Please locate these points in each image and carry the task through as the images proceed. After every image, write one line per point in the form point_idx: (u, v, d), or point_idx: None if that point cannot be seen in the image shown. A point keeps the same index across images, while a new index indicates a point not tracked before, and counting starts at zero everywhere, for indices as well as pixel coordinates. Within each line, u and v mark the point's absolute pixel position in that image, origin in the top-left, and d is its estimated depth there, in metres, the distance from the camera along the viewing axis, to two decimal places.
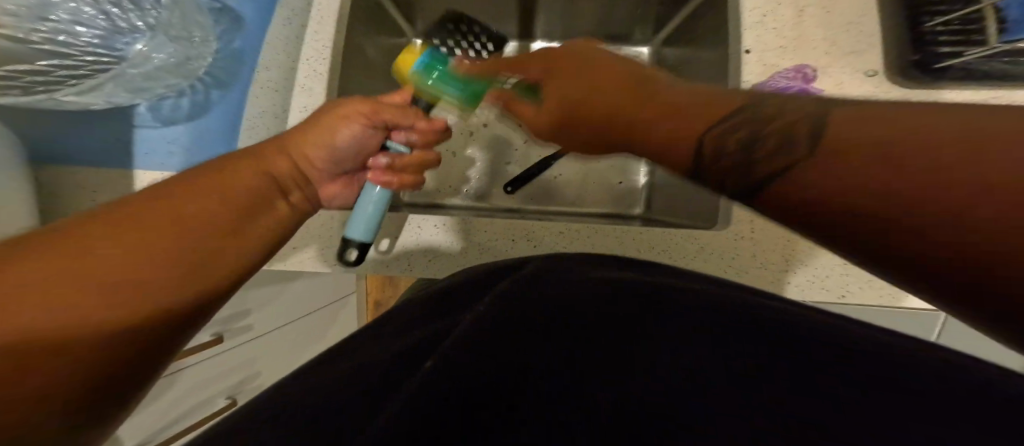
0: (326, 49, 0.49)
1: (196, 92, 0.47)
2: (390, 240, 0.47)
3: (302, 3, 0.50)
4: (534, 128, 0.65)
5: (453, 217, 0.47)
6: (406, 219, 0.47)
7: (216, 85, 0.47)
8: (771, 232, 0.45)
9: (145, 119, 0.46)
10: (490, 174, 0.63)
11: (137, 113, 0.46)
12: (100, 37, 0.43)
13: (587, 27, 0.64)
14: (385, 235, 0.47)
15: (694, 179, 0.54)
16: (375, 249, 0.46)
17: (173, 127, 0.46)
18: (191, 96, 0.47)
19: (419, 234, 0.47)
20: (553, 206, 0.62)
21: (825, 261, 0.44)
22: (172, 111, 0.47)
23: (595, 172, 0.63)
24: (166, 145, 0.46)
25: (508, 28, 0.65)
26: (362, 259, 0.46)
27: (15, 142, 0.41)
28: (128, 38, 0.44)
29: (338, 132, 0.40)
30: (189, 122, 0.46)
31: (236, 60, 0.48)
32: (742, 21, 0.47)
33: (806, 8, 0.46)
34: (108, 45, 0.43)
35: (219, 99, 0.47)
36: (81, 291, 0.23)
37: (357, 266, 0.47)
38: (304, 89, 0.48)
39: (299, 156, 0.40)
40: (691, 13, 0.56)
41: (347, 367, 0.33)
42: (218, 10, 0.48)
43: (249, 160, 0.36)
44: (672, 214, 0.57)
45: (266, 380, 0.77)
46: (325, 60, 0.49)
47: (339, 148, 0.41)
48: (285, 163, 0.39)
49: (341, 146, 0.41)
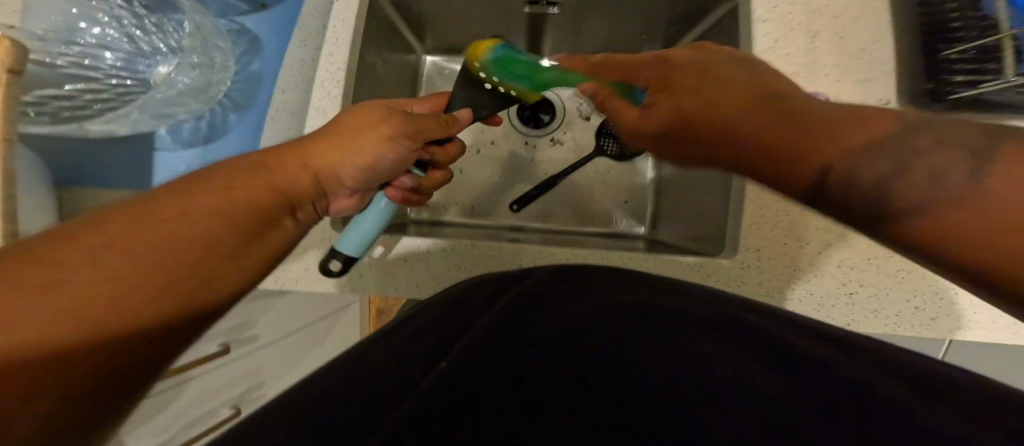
0: (341, 71, 0.47)
1: (215, 115, 0.46)
2: (399, 262, 0.47)
3: (319, 27, 0.49)
4: (542, 146, 0.65)
5: (459, 242, 0.47)
6: (411, 241, 0.47)
7: (233, 107, 0.46)
8: (778, 261, 0.44)
9: (164, 142, 0.45)
10: (497, 192, 0.64)
11: (158, 136, 0.45)
12: (123, 60, 0.46)
13: (596, 45, 0.64)
14: (390, 259, 0.47)
15: (702, 200, 0.54)
16: (382, 270, 0.47)
17: (193, 151, 0.45)
18: (210, 119, 0.46)
19: (425, 258, 0.47)
20: (557, 225, 0.63)
21: (831, 292, 0.44)
22: (191, 135, 0.46)
23: (600, 190, 0.64)
24: (182, 168, 0.45)
25: (517, 46, 0.65)
26: (370, 281, 0.47)
27: (38, 168, 0.40)
28: (149, 61, 0.47)
29: (381, 153, 0.38)
30: (206, 146, 0.45)
31: (253, 82, 0.46)
32: (755, 45, 0.46)
33: (818, 33, 0.46)
34: (131, 68, 0.46)
35: (236, 121, 0.46)
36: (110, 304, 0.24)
37: (365, 287, 0.47)
38: (317, 113, 0.45)
39: (320, 170, 0.37)
40: (701, 33, 0.56)
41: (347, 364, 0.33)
42: (236, 32, 0.48)
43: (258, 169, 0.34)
44: (678, 237, 0.57)
45: (272, 390, 0.79)
46: (340, 82, 0.47)
47: (380, 169, 0.39)
48: (304, 178, 0.36)
49: (379, 168, 0.39)
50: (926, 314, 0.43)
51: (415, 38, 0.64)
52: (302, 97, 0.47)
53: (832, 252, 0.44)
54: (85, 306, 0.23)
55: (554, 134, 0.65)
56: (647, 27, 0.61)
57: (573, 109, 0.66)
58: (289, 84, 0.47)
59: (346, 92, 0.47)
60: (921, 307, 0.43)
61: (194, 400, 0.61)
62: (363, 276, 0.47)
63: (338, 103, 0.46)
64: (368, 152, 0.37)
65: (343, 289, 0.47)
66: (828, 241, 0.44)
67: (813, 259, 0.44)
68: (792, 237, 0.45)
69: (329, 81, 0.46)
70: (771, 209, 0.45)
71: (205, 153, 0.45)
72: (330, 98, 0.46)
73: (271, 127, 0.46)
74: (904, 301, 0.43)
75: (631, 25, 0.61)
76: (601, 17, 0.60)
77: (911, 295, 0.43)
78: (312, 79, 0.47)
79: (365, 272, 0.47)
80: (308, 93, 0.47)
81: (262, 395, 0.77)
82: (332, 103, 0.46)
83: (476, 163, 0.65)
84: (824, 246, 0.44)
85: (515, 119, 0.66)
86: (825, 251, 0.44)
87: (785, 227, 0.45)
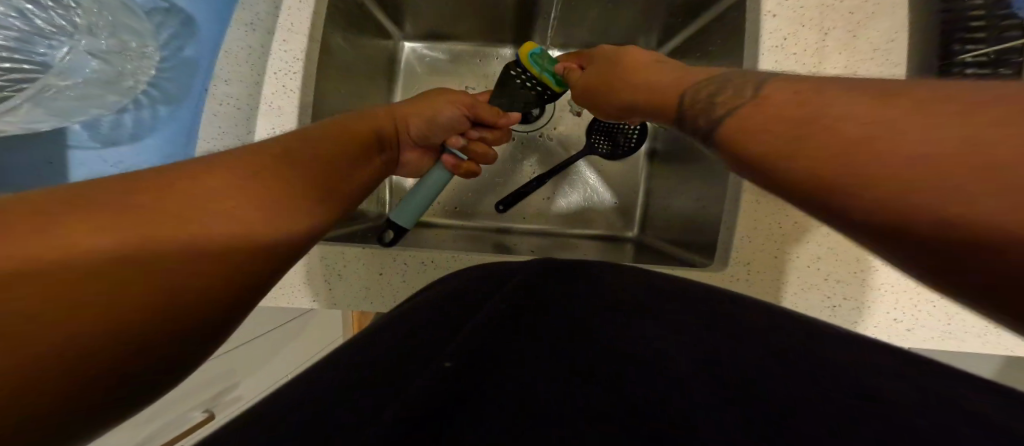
0: (298, 62, 0.42)
1: (141, 107, 0.42)
2: (375, 275, 0.43)
3: (267, 6, 0.42)
4: (530, 144, 0.66)
5: (439, 254, 0.44)
6: (389, 254, 0.43)
7: (162, 99, 0.42)
8: (768, 274, 0.45)
9: (80, 138, 0.41)
10: (486, 191, 0.65)
11: (71, 132, 0.41)
12: (16, 40, 0.40)
13: (586, 36, 0.62)
14: (368, 271, 0.43)
15: (698, 200, 0.54)
16: (356, 283, 0.43)
17: (116, 148, 0.41)
18: (135, 112, 0.42)
19: (404, 272, 0.43)
20: (546, 226, 0.65)
21: (816, 306, 0.45)
22: (111, 129, 0.42)
23: (588, 193, 0.66)
24: (106, 166, 0.41)
25: (504, 35, 0.63)
26: (343, 298, 0.43)
27: None
28: (52, 41, 0.41)
29: (442, 109, 0.53)
30: (131, 143, 0.42)
31: (185, 71, 0.41)
32: (762, 42, 0.42)
33: (829, 29, 0.41)
34: (27, 50, 0.40)
35: (168, 116, 0.41)
36: (170, 212, 0.23)
37: (338, 302, 0.43)
38: (270, 108, 0.41)
39: (402, 119, 0.51)
40: (699, 27, 0.53)
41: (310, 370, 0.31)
42: (165, 13, 0.42)
43: (361, 117, 0.46)
44: (666, 241, 0.59)
45: (250, 391, 0.80)
46: (297, 74, 0.42)
47: (437, 123, 0.53)
48: (389, 125, 0.50)
49: (439, 120, 0.53)
50: (903, 326, 0.45)
51: (393, 25, 0.61)
52: (251, 89, 0.41)
53: (820, 266, 0.45)
54: (177, 230, 0.23)
55: (542, 132, 0.66)
56: (639, 18, 0.58)
57: (565, 105, 0.66)
58: (234, 74, 0.41)
59: (305, 86, 0.42)
60: (899, 319, 0.44)
61: (156, 407, 0.64)
62: (335, 290, 0.43)
63: (296, 99, 0.42)
64: (429, 107, 0.53)
65: (313, 302, 0.43)
66: (817, 254, 0.45)
67: (801, 273, 0.45)
68: (782, 251, 0.45)
69: (284, 71, 0.42)
70: (765, 221, 0.45)
71: (132, 150, 0.42)
72: (288, 91, 0.41)
73: (213, 123, 0.40)
74: (885, 313, 0.44)
75: (624, 17, 0.58)
76: (594, 8, 0.57)
77: (891, 308, 0.44)
78: (262, 69, 0.42)
79: (339, 288, 0.43)
80: (257, 86, 0.41)
81: (239, 397, 0.78)
82: (290, 99, 0.41)
83: None
84: (813, 260, 0.45)
85: None
86: (813, 265, 0.45)
87: (777, 239, 0.45)
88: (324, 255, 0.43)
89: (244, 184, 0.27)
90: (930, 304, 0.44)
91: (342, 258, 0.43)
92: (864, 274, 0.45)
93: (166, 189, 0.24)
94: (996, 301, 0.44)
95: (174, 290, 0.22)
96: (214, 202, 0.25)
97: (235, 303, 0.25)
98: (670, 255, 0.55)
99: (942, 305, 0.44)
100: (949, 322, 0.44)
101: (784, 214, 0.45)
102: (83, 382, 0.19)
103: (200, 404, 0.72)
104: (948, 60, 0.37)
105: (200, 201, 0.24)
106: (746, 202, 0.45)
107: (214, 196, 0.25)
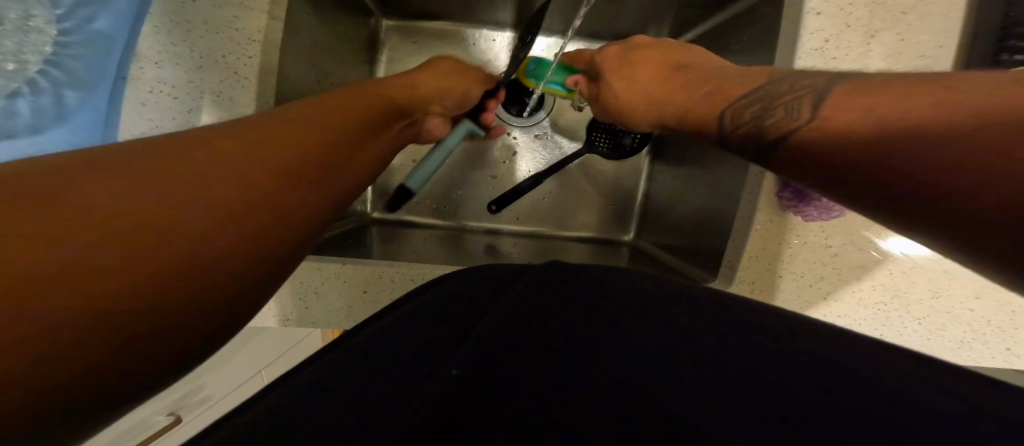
0: (256, 44, 0.36)
1: (39, 93, 0.32)
2: (357, 293, 0.39)
3: None
4: (526, 142, 0.61)
5: (429, 270, 0.40)
6: (374, 269, 0.39)
7: (70, 83, 0.32)
8: (768, 293, 0.41)
9: None
10: (478, 188, 0.60)
11: None
12: None
13: (593, 23, 0.57)
14: (348, 287, 0.39)
15: (697, 203, 0.51)
16: (335, 300, 0.39)
17: (8, 143, 0.31)
18: (30, 100, 0.32)
19: (390, 288, 0.39)
20: (542, 226, 0.61)
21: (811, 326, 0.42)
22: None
23: (584, 193, 0.62)
24: None
25: (503, 18, 0.59)
26: (319, 316, 0.39)
27: None
28: None
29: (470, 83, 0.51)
30: (29, 136, 0.31)
31: (99, 49, 0.32)
32: (797, 43, 0.37)
33: (874, 31, 0.37)
34: None
35: (78, 102, 0.32)
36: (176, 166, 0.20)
37: (316, 321, 0.39)
38: (222, 99, 0.35)
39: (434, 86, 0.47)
40: (721, 19, 0.49)
41: (266, 397, 0.26)
42: None
43: (384, 84, 0.42)
44: (661, 246, 0.55)
45: (217, 392, 0.80)
46: (253, 58, 0.36)
47: (467, 96, 0.51)
48: (418, 90, 0.45)
49: (468, 94, 0.51)
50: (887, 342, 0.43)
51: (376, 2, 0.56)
52: (192, 74, 0.35)
53: (820, 286, 0.42)
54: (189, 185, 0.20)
55: (541, 126, 0.61)
56: (654, 5, 0.53)
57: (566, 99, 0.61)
58: (167, 55, 0.34)
59: (264, 74, 0.36)
60: (885, 336, 0.42)
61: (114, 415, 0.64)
62: (311, 309, 0.39)
63: (250, 90, 0.36)
64: (455, 74, 0.50)
65: (286, 322, 0.39)
66: (820, 274, 0.41)
67: (803, 292, 0.42)
68: (784, 269, 0.41)
69: (238, 56, 0.35)
70: (774, 241, 0.41)
71: (31, 144, 0.31)
72: (241, 79, 0.35)
73: (143, 114, 0.34)
74: (873, 329, 0.42)
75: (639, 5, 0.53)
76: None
77: (878, 326, 0.42)
78: (205, 50, 0.35)
79: (314, 306, 0.39)
80: (199, 71, 0.35)
81: (206, 397, 0.78)
82: (244, 90, 0.35)
83: (461, 155, 0.61)
84: (818, 280, 0.41)
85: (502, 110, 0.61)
86: (817, 286, 0.41)
87: (781, 259, 0.41)
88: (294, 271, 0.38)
89: (260, 138, 0.25)
90: (917, 321, 0.42)
91: (316, 277, 0.38)
92: (861, 292, 0.42)
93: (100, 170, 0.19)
94: (983, 319, 0.42)
95: (118, 280, 0.16)
96: (228, 157, 0.22)
97: (215, 296, 0.19)
98: (662, 262, 0.53)
99: (930, 321, 0.42)
100: (930, 339, 0.42)
101: (793, 234, 0.41)
102: (103, 333, 0.16)
103: (163, 410, 0.72)
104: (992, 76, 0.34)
105: (211, 154, 0.22)
106: (756, 220, 0.40)
107: (229, 149, 0.23)
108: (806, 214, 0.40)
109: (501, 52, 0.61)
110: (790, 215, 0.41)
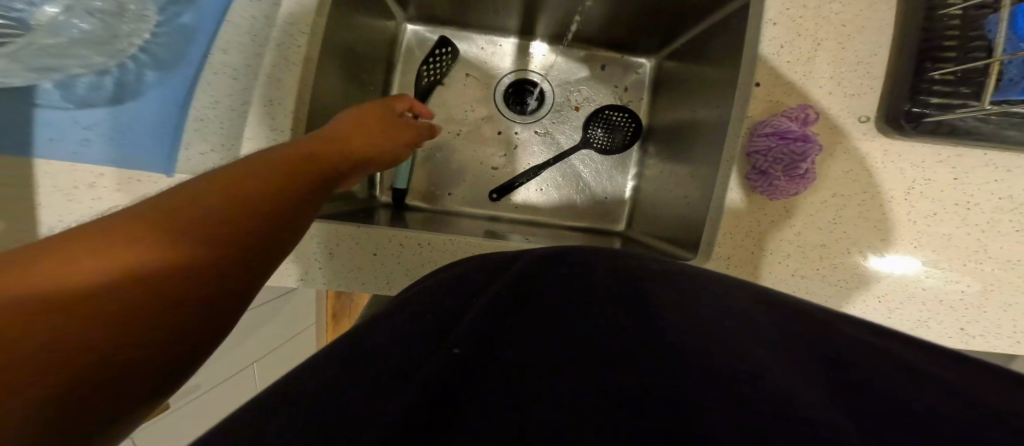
0: (305, 36, 0.41)
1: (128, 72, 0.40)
2: (368, 256, 0.43)
3: None
4: (526, 137, 0.66)
5: (435, 237, 0.44)
6: (385, 234, 0.43)
7: (152, 65, 0.40)
8: (745, 269, 0.47)
9: (52, 98, 0.38)
10: (479, 179, 0.65)
11: (42, 90, 0.38)
12: None
13: (590, 31, 0.64)
14: (360, 250, 0.43)
15: (680, 192, 0.56)
16: (348, 261, 0.43)
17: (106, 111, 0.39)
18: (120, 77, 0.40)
19: (399, 252, 0.43)
20: (540, 216, 0.66)
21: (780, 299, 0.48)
22: (90, 92, 0.39)
23: (579, 186, 0.67)
24: (82, 131, 0.38)
25: (509, 25, 0.65)
26: (334, 277, 0.43)
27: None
28: None
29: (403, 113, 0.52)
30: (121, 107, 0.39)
31: (182, 39, 0.40)
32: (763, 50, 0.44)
33: (824, 41, 0.44)
34: None
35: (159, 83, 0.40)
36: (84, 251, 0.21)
37: (331, 280, 0.43)
38: (273, 81, 0.41)
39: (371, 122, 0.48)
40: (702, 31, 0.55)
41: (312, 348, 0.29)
42: None
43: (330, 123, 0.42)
44: (650, 233, 0.61)
45: (209, 380, 0.82)
46: (302, 48, 0.41)
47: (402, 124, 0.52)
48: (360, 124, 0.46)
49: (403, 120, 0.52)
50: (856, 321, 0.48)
51: (398, 6, 0.62)
52: (251, 60, 0.40)
53: (791, 262, 0.47)
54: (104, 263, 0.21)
55: (540, 124, 0.67)
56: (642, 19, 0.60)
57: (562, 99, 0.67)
58: (235, 44, 0.40)
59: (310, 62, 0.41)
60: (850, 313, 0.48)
61: None
62: (327, 269, 0.43)
63: (297, 74, 0.41)
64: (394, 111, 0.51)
65: (302, 281, 0.43)
66: (789, 252, 0.47)
67: (774, 267, 0.47)
68: (760, 247, 0.47)
69: (290, 45, 0.41)
70: (748, 219, 0.47)
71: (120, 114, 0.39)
72: (290, 65, 0.41)
73: (207, 92, 0.40)
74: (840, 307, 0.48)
75: (631, 16, 0.60)
76: (601, 6, 0.59)
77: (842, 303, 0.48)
78: (265, 40, 0.41)
79: (329, 267, 0.43)
80: (257, 58, 0.41)
81: (196, 385, 0.79)
82: (292, 74, 0.41)
83: (460, 146, 0.66)
84: (786, 257, 0.47)
85: (503, 106, 0.67)
86: (786, 262, 0.47)
87: (755, 236, 0.47)
88: (314, 235, 0.42)
89: (178, 200, 0.25)
90: (878, 298, 0.47)
91: (335, 241, 0.42)
92: (829, 272, 0.47)
93: (63, 242, 0.22)
94: (937, 301, 0.47)
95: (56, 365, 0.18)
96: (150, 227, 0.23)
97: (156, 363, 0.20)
98: (652, 246, 0.58)
99: (888, 299, 0.48)
100: (890, 313, 0.48)
101: (765, 213, 0.46)
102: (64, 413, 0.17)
103: None
104: (919, 78, 0.41)
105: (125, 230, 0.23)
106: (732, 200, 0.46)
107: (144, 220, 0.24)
108: (777, 187, 0.44)
109: (506, 56, 0.67)
110: (762, 197, 0.46)
